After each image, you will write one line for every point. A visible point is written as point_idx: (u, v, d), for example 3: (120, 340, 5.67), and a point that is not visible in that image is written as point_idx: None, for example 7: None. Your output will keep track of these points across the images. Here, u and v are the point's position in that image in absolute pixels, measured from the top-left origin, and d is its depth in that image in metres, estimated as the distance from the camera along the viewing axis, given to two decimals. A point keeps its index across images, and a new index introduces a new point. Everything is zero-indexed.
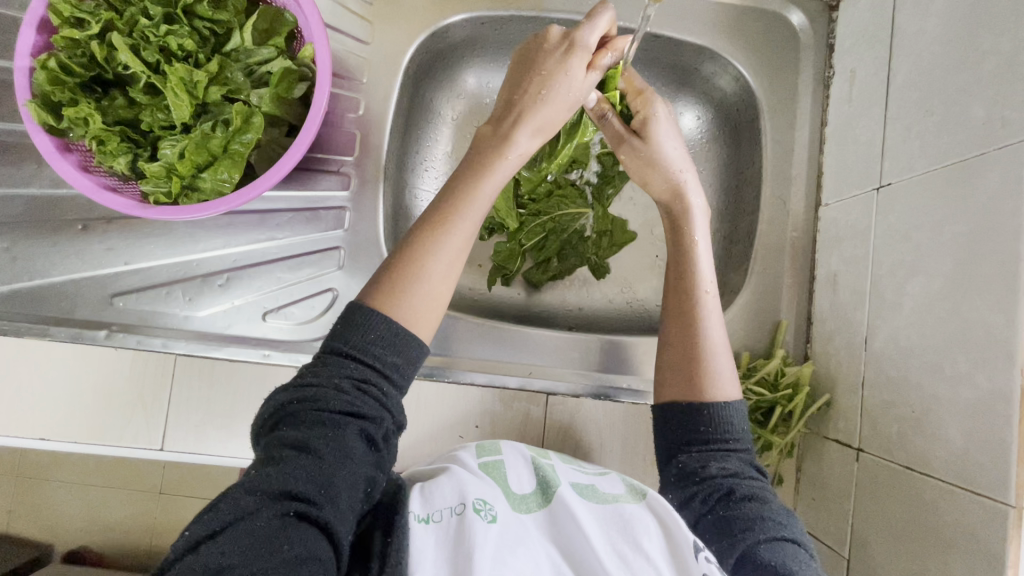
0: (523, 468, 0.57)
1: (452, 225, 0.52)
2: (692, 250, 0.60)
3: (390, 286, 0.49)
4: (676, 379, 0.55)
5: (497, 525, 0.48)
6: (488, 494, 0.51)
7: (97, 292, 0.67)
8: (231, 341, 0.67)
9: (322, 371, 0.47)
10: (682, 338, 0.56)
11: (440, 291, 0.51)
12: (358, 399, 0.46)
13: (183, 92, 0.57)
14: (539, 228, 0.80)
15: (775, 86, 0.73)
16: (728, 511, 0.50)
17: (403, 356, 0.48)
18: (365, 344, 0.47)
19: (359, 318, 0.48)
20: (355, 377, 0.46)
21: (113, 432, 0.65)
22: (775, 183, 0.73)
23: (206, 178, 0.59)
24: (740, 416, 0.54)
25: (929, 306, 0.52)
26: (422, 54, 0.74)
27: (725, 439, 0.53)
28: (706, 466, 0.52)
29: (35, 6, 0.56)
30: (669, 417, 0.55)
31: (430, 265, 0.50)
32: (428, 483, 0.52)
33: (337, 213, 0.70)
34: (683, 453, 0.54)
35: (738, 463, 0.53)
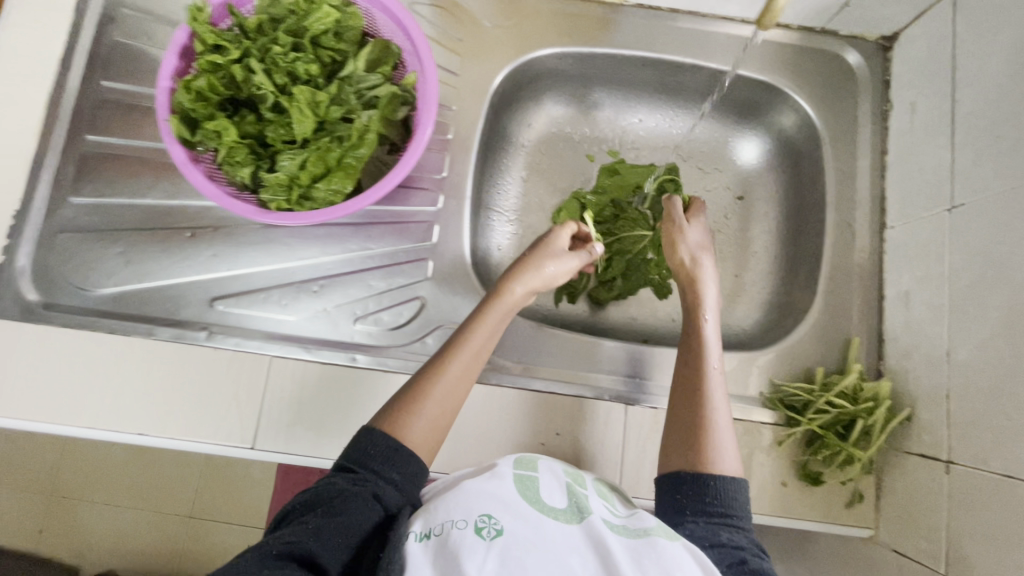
0: (557, 490, 0.54)
1: (458, 359, 0.61)
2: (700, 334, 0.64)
3: (401, 406, 0.58)
4: (680, 449, 0.58)
5: (500, 539, 0.46)
6: (498, 509, 0.49)
7: (201, 295, 0.72)
8: (324, 345, 0.71)
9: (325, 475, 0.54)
10: (688, 420, 0.59)
11: (439, 416, 0.59)
12: (356, 482, 0.53)
13: (307, 110, 0.62)
14: (604, 249, 0.85)
15: (836, 117, 0.78)
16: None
17: (399, 470, 0.55)
18: (365, 458, 0.54)
19: (366, 437, 0.56)
20: (348, 476, 0.53)
21: (207, 428, 0.68)
22: (839, 207, 0.76)
23: (321, 187, 0.63)
24: (743, 492, 0.56)
25: (1017, 316, 0.54)
26: (505, 85, 0.81)
27: (728, 513, 0.55)
28: (716, 535, 0.53)
29: (180, 36, 0.63)
30: (675, 486, 0.56)
31: (432, 392, 0.59)
32: (437, 502, 0.51)
33: (425, 226, 0.74)
34: (691, 518, 0.54)
35: (744, 539, 0.54)
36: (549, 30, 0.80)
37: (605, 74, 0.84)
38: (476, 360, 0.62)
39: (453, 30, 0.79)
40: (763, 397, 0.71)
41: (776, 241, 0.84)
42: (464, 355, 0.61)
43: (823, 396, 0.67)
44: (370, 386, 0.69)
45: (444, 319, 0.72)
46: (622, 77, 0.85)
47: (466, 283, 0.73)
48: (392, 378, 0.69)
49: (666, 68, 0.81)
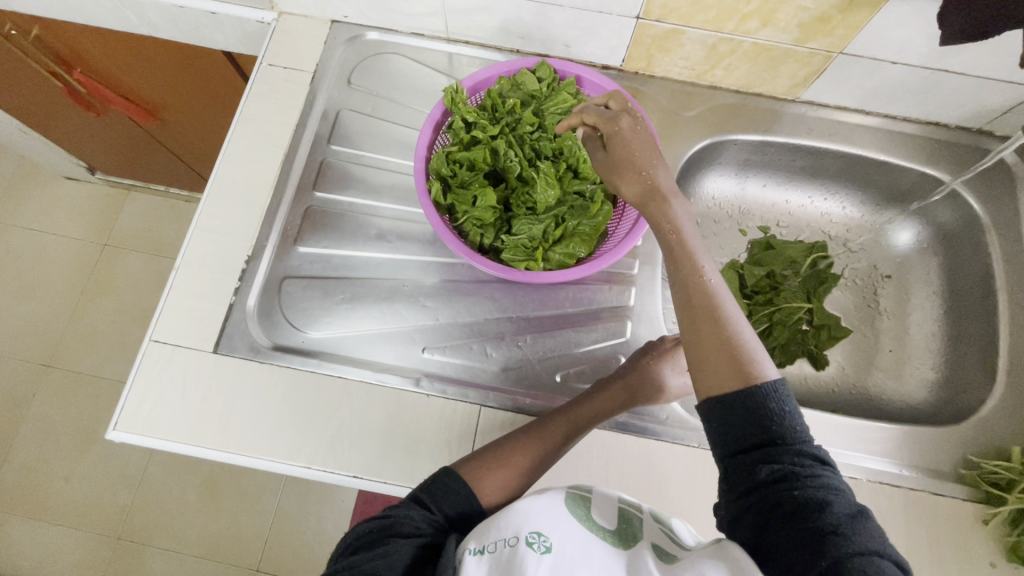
0: (610, 507, 0.54)
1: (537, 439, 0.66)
2: (685, 239, 0.56)
3: (480, 461, 0.64)
4: (718, 371, 0.51)
5: (550, 556, 0.47)
6: (547, 524, 0.50)
7: (412, 343, 0.76)
8: (529, 396, 0.75)
9: (396, 505, 0.59)
10: (714, 356, 0.51)
11: (508, 486, 0.64)
12: (417, 519, 0.57)
13: (551, 182, 0.69)
14: (764, 317, 0.89)
15: (998, 208, 0.84)
16: (792, 509, 0.45)
17: (457, 510, 0.60)
18: (440, 501, 0.60)
19: (447, 482, 0.61)
20: (421, 513, 0.58)
21: (420, 474, 0.69)
22: (1013, 290, 0.80)
23: (558, 251, 0.69)
24: (790, 403, 0.49)
25: None
26: (684, 167, 0.89)
27: (775, 438, 0.48)
28: (766, 467, 0.47)
29: (438, 113, 0.71)
30: (720, 414, 0.50)
31: (510, 459, 0.65)
32: (490, 520, 0.53)
33: (622, 289, 0.80)
34: (739, 454, 0.49)
35: (801, 463, 0.47)
36: (726, 119, 0.88)
37: (771, 159, 0.92)
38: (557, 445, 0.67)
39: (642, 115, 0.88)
40: (960, 474, 0.72)
41: (938, 318, 0.88)
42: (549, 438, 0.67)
43: None
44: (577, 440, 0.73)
45: None
46: (786, 165, 0.92)
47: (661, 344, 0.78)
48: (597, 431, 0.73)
49: (829, 155, 0.89)
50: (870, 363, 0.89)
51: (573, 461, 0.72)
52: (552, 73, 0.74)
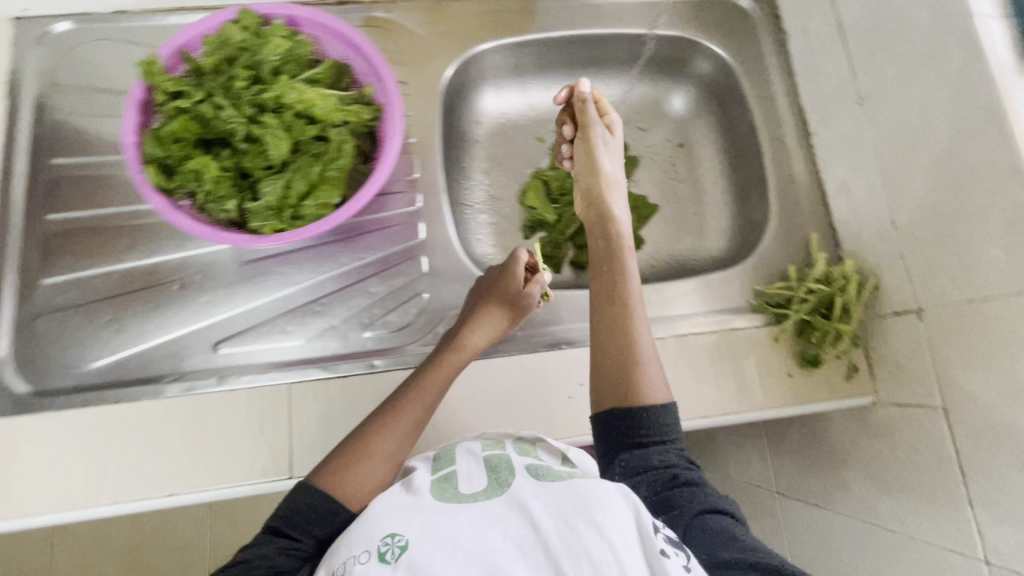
0: (478, 469, 0.54)
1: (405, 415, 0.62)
2: (625, 254, 0.71)
3: (348, 458, 0.58)
4: (610, 390, 0.64)
5: (403, 557, 0.44)
6: (401, 524, 0.47)
7: (202, 343, 0.71)
8: (341, 359, 0.72)
9: (250, 545, 0.55)
10: (631, 354, 0.65)
11: (385, 467, 0.59)
12: (278, 555, 0.53)
13: (280, 134, 0.64)
14: (575, 216, 0.90)
15: (744, 55, 0.88)
16: (669, 492, 0.58)
17: (328, 528, 0.55)
18: (303, 524, 0.55)
19: (308, 494, 0.56)
20: (282, 545, 0.54)
21: (243, 468, 0.67)
22: (768, 128, 0.86)
23: (309, 205, 0.65)
24: (672, 416, 0.63)
25: (938, 168, 0.63)
26: (453, 84, 0.86)
27: (664, 437, 0.62)
28: (649, 459, 0.60)
29: (137, 92, 0.64)
30: (608, 426, 0.63)
31: (373, 442, 0.59)
32: (346, 533, 0.50)
33: (410, 225, 0.77)
34: (623, 454, 0.61)
35: (675, 456, 0.61)
36: (478, 29, 0.86)
37: (543, 58, 0.91)
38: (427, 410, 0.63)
39: (392, 46, 0.83)
40: (752, 304, 0.79)
41: (723, 170, 0.93)
42: (416, 401, 0.63)
43: (803, 284, 0.76)
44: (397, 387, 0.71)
45: (450, 306, 0.75)
46: (555, 59, 0.92)
47: (460, 269, 0.76)
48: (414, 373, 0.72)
49: (594, 41, 0.89)
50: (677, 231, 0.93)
51: None
52: (257, 20, 0.68)
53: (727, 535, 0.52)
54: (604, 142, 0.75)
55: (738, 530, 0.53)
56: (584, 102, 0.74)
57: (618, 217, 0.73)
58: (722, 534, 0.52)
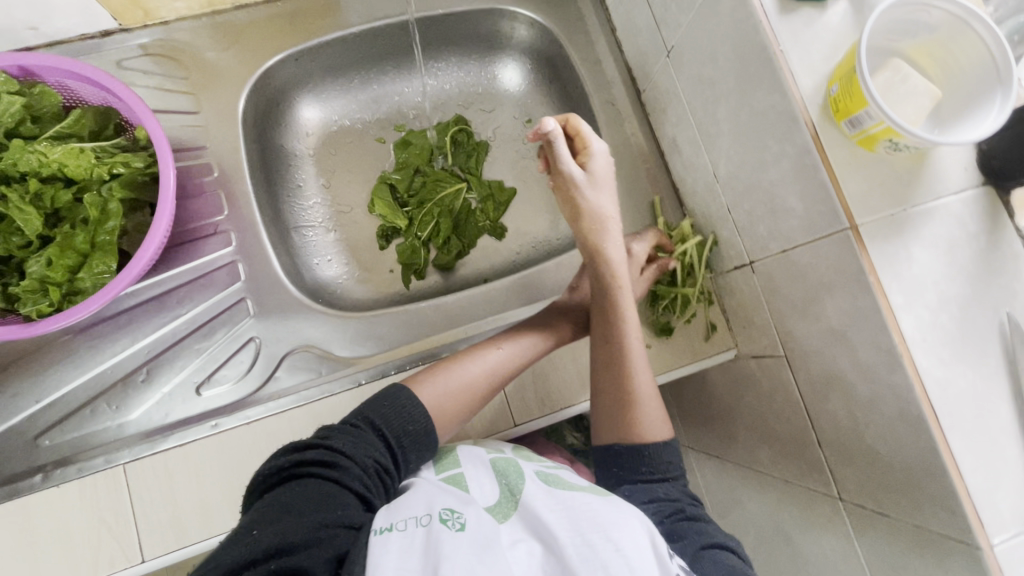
0: (490, 482, 0.56)
1: (496, 375, 0.65)
2: (619, 296, 0.66)
3: (432, 374, 0.64)
4: (611, 417, 0.64)
5: (465, 531, 0.45)
6: (457, 506, 0.49)
7: (18, 441, 0.65)
8: (176, 427, 0.67)
9: (359, 446, 0.54)
10: (629, 389, 0.63)
11: (450, 405, 0.62)
12: (373, 481, 0.53)
13: (29, 206, 0.58)
14: (429, 216, 0.84)
15: (564, 17, 0.83)
16: (675, 525, 0.56)
17: (416, 454, 0.59)
18: (403, 432, 0.58)
19: (398, 408, 0.59)
20: (380, 466, 0.55)
21: (86, 564, 0.62)
22: (598, 92, 0.82)
23: (83, 277, 0.59)
24: (673, 451, 0.62)
25: (737, 118, 0.60)
26: (253, 105, 0.78)
27: (665, 471, 0.61)
28: (652, 493, 0.59)
29: None
30: (613, 455, 0.63)
31: (430, 385, 0.63)
32: (402, 502, 0.51)
33: (229, 269, 0.71)
34: (626, 483, 0.61)
35: (679, 491, 0.60)
36: (269, 36, 0.78)
37: (352, 56, 0.83)
38: (456, 401, 0.63)
39: (176, 72, 0.75)
40: None
41: None
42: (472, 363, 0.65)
43: (643, 256, 0.74)
44: (241, 445, 0.66)
45: (288, 346, 0.71)
46: (365, 54, 0.84)
47: (294, 304, 0.72)
48: (258, 426, 0.67)
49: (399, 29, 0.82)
50: (536, 211, 0.90)
51: (245, 468, 0.66)
52: None
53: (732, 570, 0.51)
54: (603, 178, 0.69)
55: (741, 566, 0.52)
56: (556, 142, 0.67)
57: (605, 240, 0.67)
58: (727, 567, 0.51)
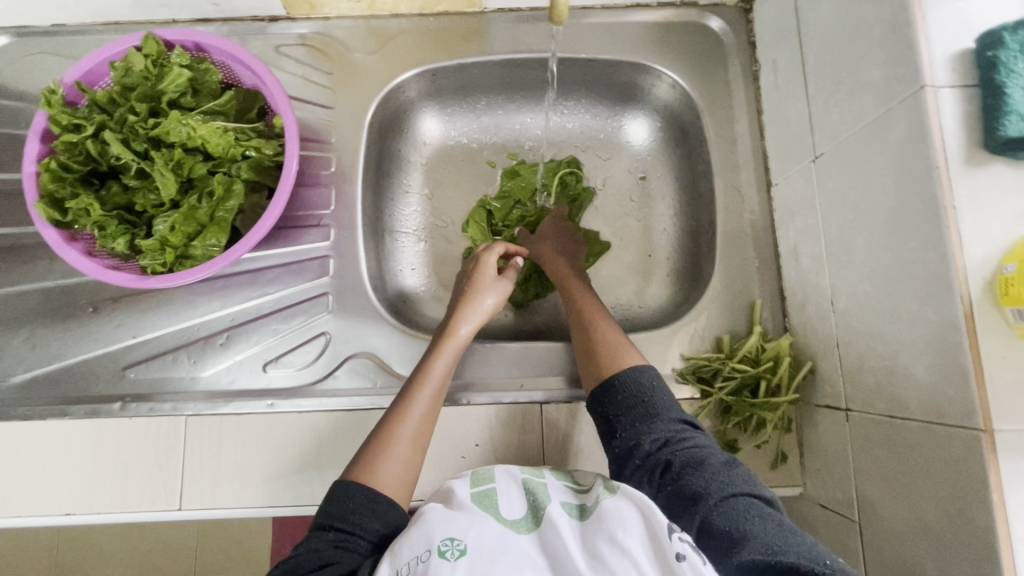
0: (514, 491, 0.52)
1: (455, 342, 0.68)
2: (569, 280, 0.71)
3: (370, 457, 0.57)
4: (589, 372, 0.63)
5: (465, 558, 0.44)
6: (459, 529, 0.47)
7: (110, 367, 0.72)
8: (237, 396, 0.72)
9: (305, 543, 0.52)
10: (593, 338, 0.64)
11: (409, 465, 0.58)
12: (335, 552, 0.51)
13: (170, 172, 0.63)
14: (518, 252, 0.83)
15: (709, 86, 0.78)
16: (674, 484, 0.52)
17: (381, 517, 0.54)
18: (343, 512, 0.53)
19: (338, 491, 0.55)
20: (333, 538, 0.52)
21: (134, 496, 0.68)
22: (725, 173, 0.77)
23: (197, 245, 0.64)
24: (650, 379, 0.59)
25: (876, 257, 0.54)
26: (383, 111, 0.81)
27: (641, 412, 0.57)
28: (638, 443, 0.55)
29: (39, 120, 0.64)
30: (602, 402, 0.59)
31: (383, 445, 0.58)
32: (400, 538, 0.49)
33: (321, 262, 0.75)
34: (616, 441, 0.57)
35: (665, 429, 0.56)
36: (415, 49, 0.80)
37: (486, 81, 0.84)
38: (418, 444, 0.60)
39: (323, 66, 0.79)
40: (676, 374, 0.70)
41: (679, 211, 0.84)
42: (410, 420, 0.60)
43: (725, 364, 0.68)
44: (288, 430, 0.70)
45: (353, 349, 0.73)
46: (498, 82, 0.84)
47: (370, 311, 0.74)
48: (308, 418, 0.70)
49: (539, 65, 0.81)
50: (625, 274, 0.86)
51: (286, 453, 0.69)
52: (160, 46, 0.66)
53: (738, 535, 0.46)
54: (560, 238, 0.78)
55: (756, 523, 0.47)
56: (559, 221, 0.79)
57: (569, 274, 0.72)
58: (733, 534, 0.47)
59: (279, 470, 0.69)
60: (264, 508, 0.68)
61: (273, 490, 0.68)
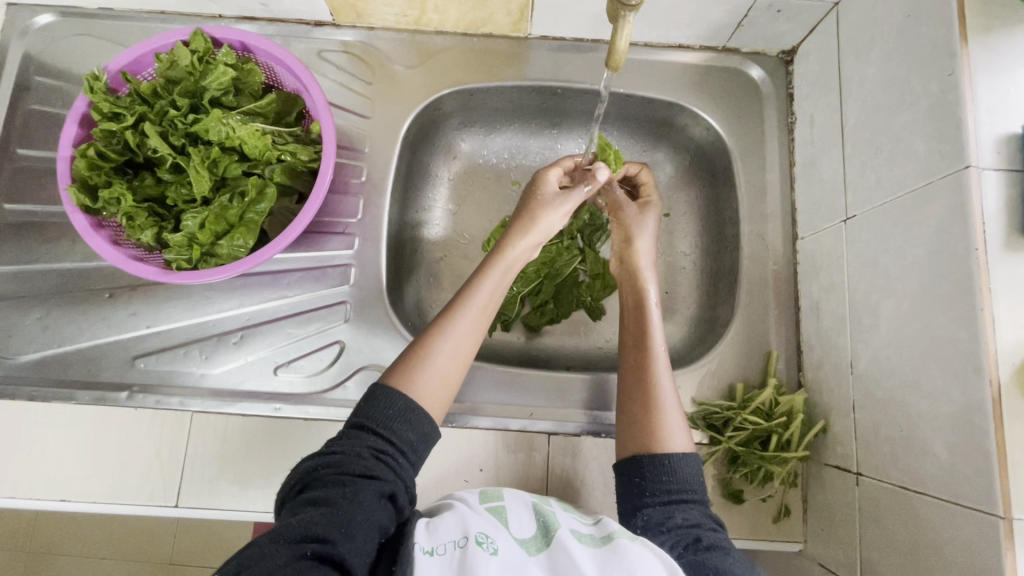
0: (525, 513, 0.55)
1: (505, 261, 0.63)
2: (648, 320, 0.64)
3: (408, 366, 0.56)
4: (632, 433, 0.58)
5: (499, 556, 0.46)
6: (490, 529, 0.49)
7: (120, 354, 0.72)
8: (244, 396, 0.71)
9: (346, 443, 0.51)
10: (651, 401, 0.58)
11: (447, 379, 0.57)
12: (376, 464, 0.50)
13: (205, 169, 0.63)
14: (535, 275, 0.81)
15: (743, 133, 0.79)
16: (697, 556, 0.49)
17: (416, 431, 0.54)
18: (385, 419, 0.53)
19: (380, 395, 0.54)
20: (375, 445, 0.52)
21: (130, 488, 0.67)
22: (752, 220, 0.77)
23: (224, 244, 0.64)
24: (696, 466, 0.56)
25: (902, 327, 0.54)
26: (418, 124, 0.81)
27: (685, 490, 0.54)
28: (670, 516, 0.53)
29: (79, 106, 0.64)
30: (636, 468, 0.56)
31: (424, 359, 0.56)
32: (435, 519, 0.50)
33: (343, 270, 0.75)
34: (645, 507, 0.54)
35: (699, 515, 0.53)
36: (456, 67, 0.80)
37: (522, 104, 0.84)
38: (458, 359, 0.58)
39: (363, 75, 0.80)
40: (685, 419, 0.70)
41: (701, 251, 0.84)
42: (455, 329, 0.58)
43: (736, 414, 0.67)
44: (293, 437, 0.69)
45: (365, 361, 0.73)
46: (534, 106, 0.84)
47: (385, 324, 0.74)
48: (314, 426, 0.70)
49: (577, 95, 0.81)
50: None
51: (288, 459, 0.69)
52: (208, 43, 0.66)
53: None
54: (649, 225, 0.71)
55: None
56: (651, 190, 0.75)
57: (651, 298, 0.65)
58: None
59: (279, 476, 0.68)
60: (260, 513, 0.67)
61: (272, 496, 0.68)
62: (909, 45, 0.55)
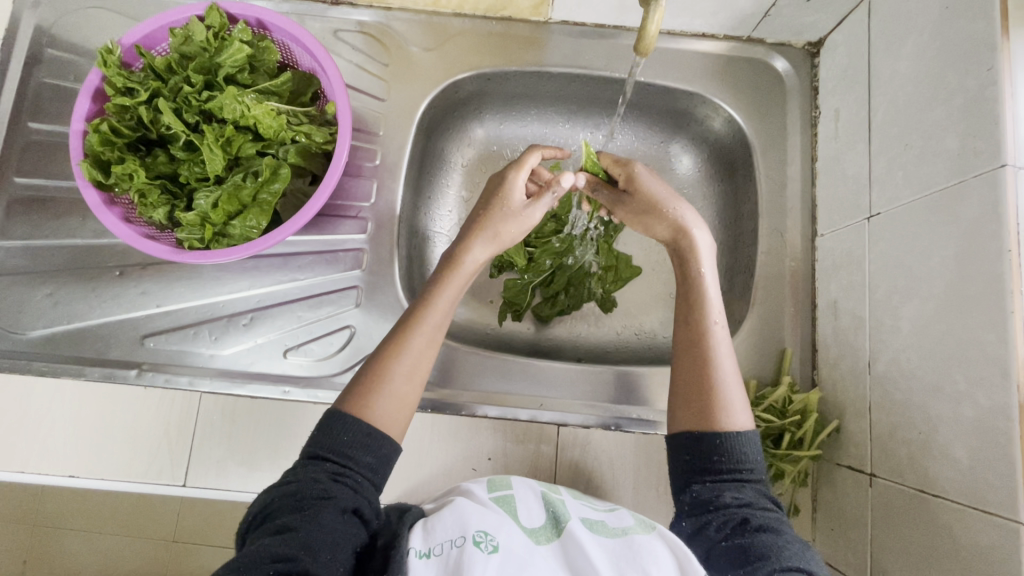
0: (534, 502, 0.55)
1: (462, 272, 0.61)
2: (700, 289, 0.58)
3: (365, 388, 0.54)
4: (686, 410, 0.54)
5: (498, 554, 0.46)
6: (492, 524, 0.49)
7: (129, 333, 0.72)
8: (253, 378, 0.71)
9: (301, 470, 0.50)
10: (701, 379, 0.54)
11: (406, 399, 0.55)
12: (335, 486, 0.49)
13: (218, 147, 0.63)
14: (547, 265, 0.80)
15: (765, 126, 0.77)
16: (744, 539, 0.48)
17: (374, 454, 0.51)
18: (340, 445, 0.51)
19: (332, 422, 0.52)
20: (331, 469, 0.50)
21: (139, 466, 0.67)
22: (771, 215, 0.75)
23: (237, 225, 0.63)
24: (754, 445, 0.52)
25: (926, 328, 0.53)
26: (433, 108, 0.79)
27: (738, 468, 0.51)
28: (720, 495, 0.51)
29: (92, 79, 0.63)
30: (683, 447, 0.53)
31: (385, 381, 0.54)
32: (431, 517, 0.50)
33: (354, 255, 0.74)
34: (697, 482, 0.52)
35: (753, 494, 0.51)
36: (474, 50, 0.79)
37: (539, 90, 0.82)
38: (417, 377, 0.56)
39: (379, 56, 0.78)
40: None
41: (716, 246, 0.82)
42: (411, 349, 0.56)
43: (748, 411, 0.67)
44: (301, 420, 0.69)
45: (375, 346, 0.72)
46: (550, 92, 0.83)
47: (396, 311, 0.73)
48: (322, 410, 0.69)
49: (596, 82, 0.80)
50: (652, 302, 0.86)
51: (295, 443, 0.68)
52: (223, 18, 0.65)
53: None
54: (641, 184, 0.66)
55: None
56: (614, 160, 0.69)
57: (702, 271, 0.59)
58: None
59: (287, 459, 0.68)
60: None
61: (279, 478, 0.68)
62: (945, 39, 0.54)
